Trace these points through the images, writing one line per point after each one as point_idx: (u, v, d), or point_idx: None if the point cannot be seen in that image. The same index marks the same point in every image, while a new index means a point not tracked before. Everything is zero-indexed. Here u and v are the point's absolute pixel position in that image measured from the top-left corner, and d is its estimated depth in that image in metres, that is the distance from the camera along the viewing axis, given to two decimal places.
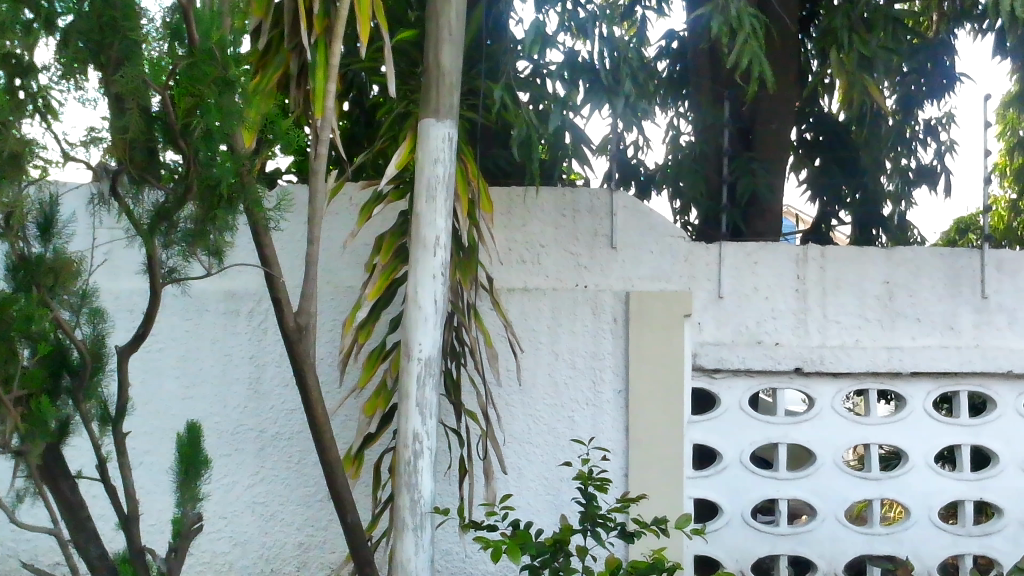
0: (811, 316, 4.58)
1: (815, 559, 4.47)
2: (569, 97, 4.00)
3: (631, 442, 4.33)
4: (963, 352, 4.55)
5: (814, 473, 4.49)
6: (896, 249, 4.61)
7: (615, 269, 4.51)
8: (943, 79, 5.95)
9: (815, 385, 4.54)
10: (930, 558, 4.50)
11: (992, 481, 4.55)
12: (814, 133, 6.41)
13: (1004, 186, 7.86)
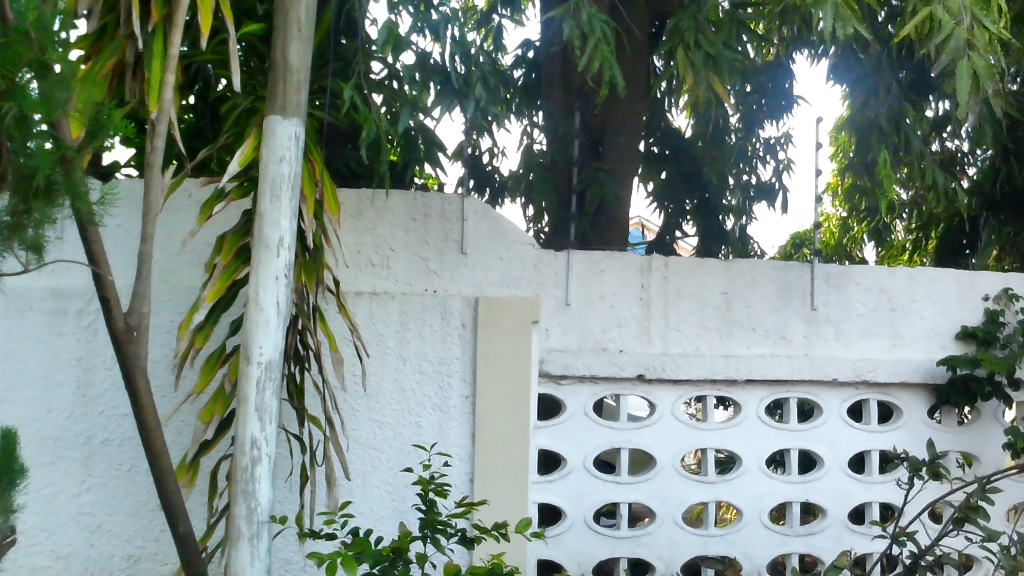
0: (654, 324, 4.71)
1: (652, 560, 4.59)
2: (420, 99, 3.96)
3: (477, 447, 4.33)
4: (793, 360, 4.78)
5: (653, 477, 4.61)
6: (734, 261, 4.80)
7: (464, 275, 4.51)
8: (782, 101, 6.30)
9: (656, 392, 4.67)
10: (759, 558, 4.70)
11: (818, 484, 4.79)
12: (660, 147, 6.44)
13: (835, 205, 8.36)
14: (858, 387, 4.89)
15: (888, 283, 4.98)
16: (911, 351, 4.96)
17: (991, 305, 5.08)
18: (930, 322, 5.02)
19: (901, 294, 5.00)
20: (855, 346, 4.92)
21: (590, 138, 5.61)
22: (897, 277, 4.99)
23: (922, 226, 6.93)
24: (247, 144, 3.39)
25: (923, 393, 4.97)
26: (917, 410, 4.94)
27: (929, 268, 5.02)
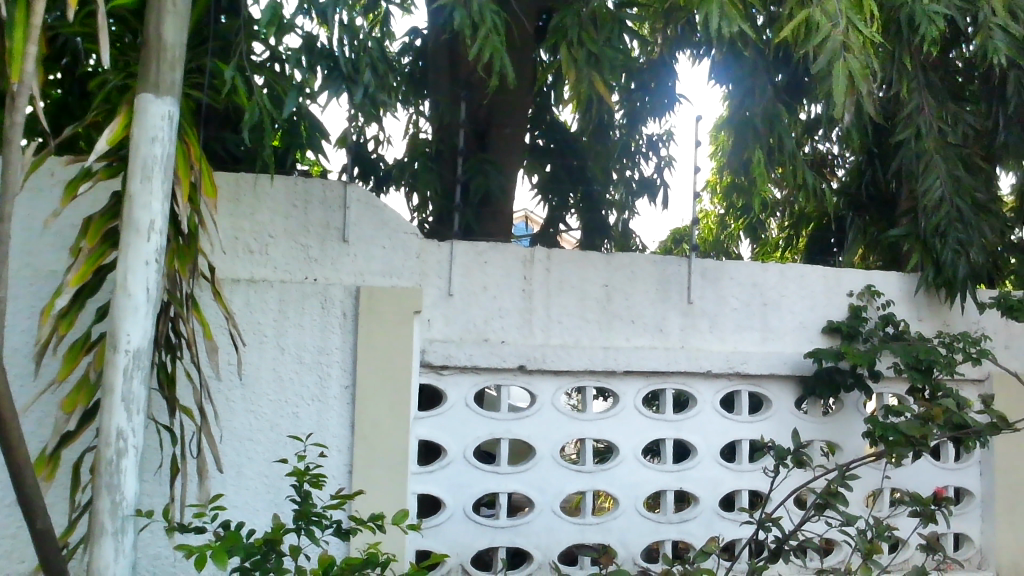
0: (536, 316, 4.75)
1: (531, 550, 4.63)
2: (306, 83, 3.86)
3: (356, 438, 4.28)
4: (670, 352, 4.89)
5: (532, 467, 4.66)
6: (615, 255, 4.89)
7: (345, 263, 4.45)
8: (665, 99, 6.36)
9: (537, 382, 4.71)
10: (634, 545, 4.80)
11: (691, 472, 4.93)
12: (545, 141, 6.59)
13: (713, 202, 8.61)
14: (731, 378, 5.05)
15: (760, 279, 5.15)
16: (781, 344, 5.16)
17: (855, 301, 5.33)
18: (798, 316, 5.22)
19: (772, 289, 5.18)
20: (728, 339, 5.07)
21: (475, 129, 5.61)
22: (769, 273, 5.17)
23: (794, 224, 7.22)
24: (115, 123, 3.24)
25: (791, 385, 5.17)
26: (785, 401, 5.14)
27: (799, 265, 5.23)
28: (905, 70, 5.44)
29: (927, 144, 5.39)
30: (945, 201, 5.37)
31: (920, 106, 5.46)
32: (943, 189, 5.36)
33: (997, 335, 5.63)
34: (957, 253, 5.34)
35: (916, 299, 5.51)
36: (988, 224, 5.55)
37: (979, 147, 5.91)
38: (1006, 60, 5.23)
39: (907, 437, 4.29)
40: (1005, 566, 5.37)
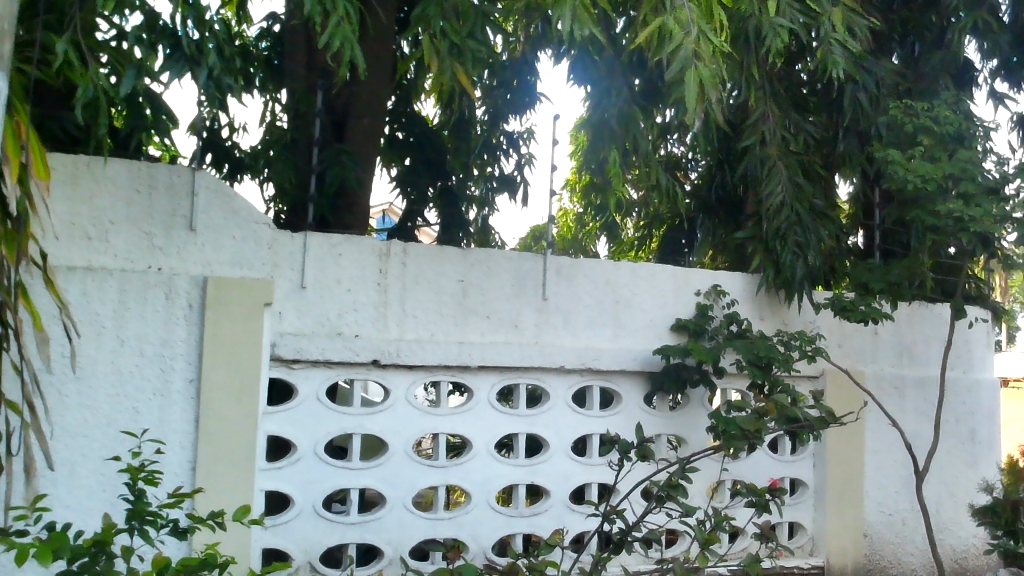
0: (390, 310, 4.70)
1: (382, 545, 4.59)
2: (146, 62, 3.69)
3: (200, 434, 4.13)
4: (524, 348, 4.95)
5: (385, 462, 4.61)
6: (472, 251, 4.90)
7: (192, 253, 4.28)
8: (527, 97, 6.49)
9: (391, 377, 4.67)
10: (485, 539, 4.83)
11: (542, 466, 5.00)
12: (405, 133, 6.42)
13: (572, 201, 8.77)
14: (583, 374, 5.15)
15: (613, 277, 5.28)
16: (632, 341, 5.29)
17: (702, 300, 5.52)
18: (648, 314, 5.37)
19: (624, 287, 5.32)
20: (581, 336, 5.16)
21: (332, 119, 5.51)
22: (620, 271, 5.30)
23: (648, 225, 7.44)
24: None
25: (640, 381, 5.31)
26: (635, 396, 5.27)
27: (650, 264, 5.38)
28: (752, 79, 5.69)
29: (771, 150, 5.66)
30: (785, 206, 5.64)
31: (766, 114, 5.72)
32: (784, 194, 5.63)
33: (831, 334, 5.95)
34: (796, 255, 5.61)
35: (758, 298, 5.74)
36: (824, 228, 5.86)
37: (818, 156, 6.24)
38: (844, 74, 5.55)
39: (742, 431, 4.48)
40: (834, 553, 5.69)
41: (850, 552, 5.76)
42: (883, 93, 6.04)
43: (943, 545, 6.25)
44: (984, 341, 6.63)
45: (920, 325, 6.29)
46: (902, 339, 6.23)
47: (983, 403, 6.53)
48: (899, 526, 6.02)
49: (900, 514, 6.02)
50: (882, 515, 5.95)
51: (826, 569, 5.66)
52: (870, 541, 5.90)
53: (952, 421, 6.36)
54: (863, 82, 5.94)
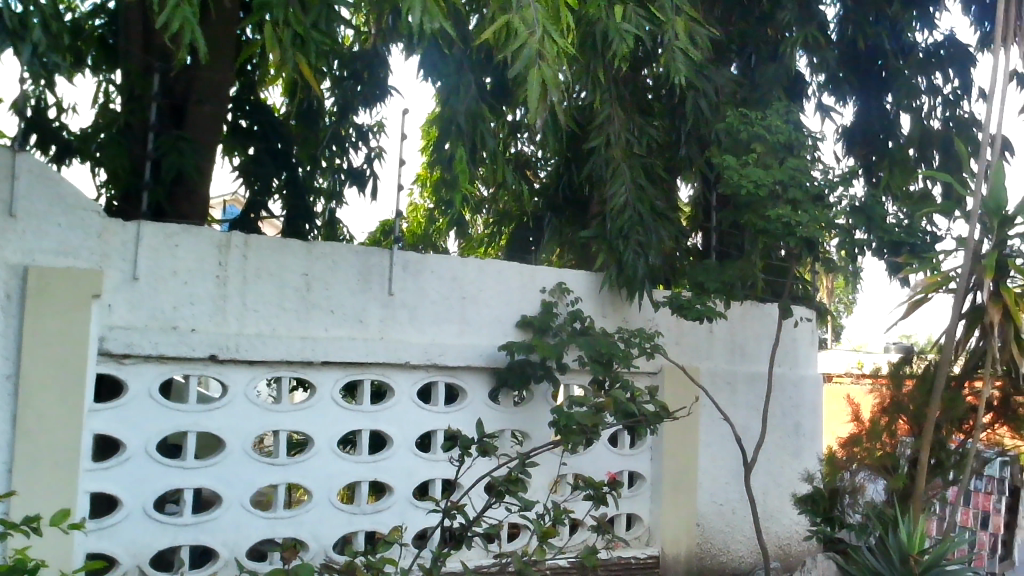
0: (230, 303, 4.55)
1: (217, 547, 4.43)
2: None
3: (18, 433, 3.88)
4: (369, 343, 4.89)
5: (221, 461, 4.46)
6: (316, 244, 4.81)
7: (11, 240, 4.01)
8: (377, 90, 6.40)
9: (229, 372, 4.51)
10: (326, 538, 4.75)
11: (386, 463, 4.96)
12: (248, 121, 6.23)
13: (423, 196, 8.75)
14: (428, 370, 5.14)
15: (459, 273, 5.31)
16: (477, 337, 5.32)
17: (547, 297, 5.61)
18: (494, 310, 5.42)
19: (470, 283, 5.35)
20: (427, 332, 5.15)
21: (171, 103, 5.29)
22: (467, 267, 5.34)
23: (498, 221, 7.52)
24: None
25: (486, 376, 5.35)
26: (480, 392, 5.31)
27: (496, 261, 5.44)
28: (598, 82, 5.85)
29: (615, 153, 5.82)
30: (628, 207, 5.80)
31: (611, 116, 5.89)
32: (627, 195, 5.79)
33: (669, 332, 6.17)
34: (637, 254, 5.77)
35: (601, 296, 5.89)
36: (664, 229, 6.06)
37: (660, 159, 6.45)
38: (684, 81, 5.75)
39: (580, 426, 4.59)
40: (669, 542, 5.91)
41: (684, 541, 5.99)
42: (721, 100, 6.30)
43: (769, 533, 6.60)
44: (809, 339, 7.03)
45: (751, 323, 6.61)
46: (735, 336, 6.53)
47: (806, 397, 6.94)
48: (729, 515, 6.31)
49: (730, 504, 6.31)
50: (714, 505, 6.22)
51: (661, 558, 5.87)
52: (703, 530, 6.16)
53: (778, 415, 6.72)
54: (703, 90, 6.18)
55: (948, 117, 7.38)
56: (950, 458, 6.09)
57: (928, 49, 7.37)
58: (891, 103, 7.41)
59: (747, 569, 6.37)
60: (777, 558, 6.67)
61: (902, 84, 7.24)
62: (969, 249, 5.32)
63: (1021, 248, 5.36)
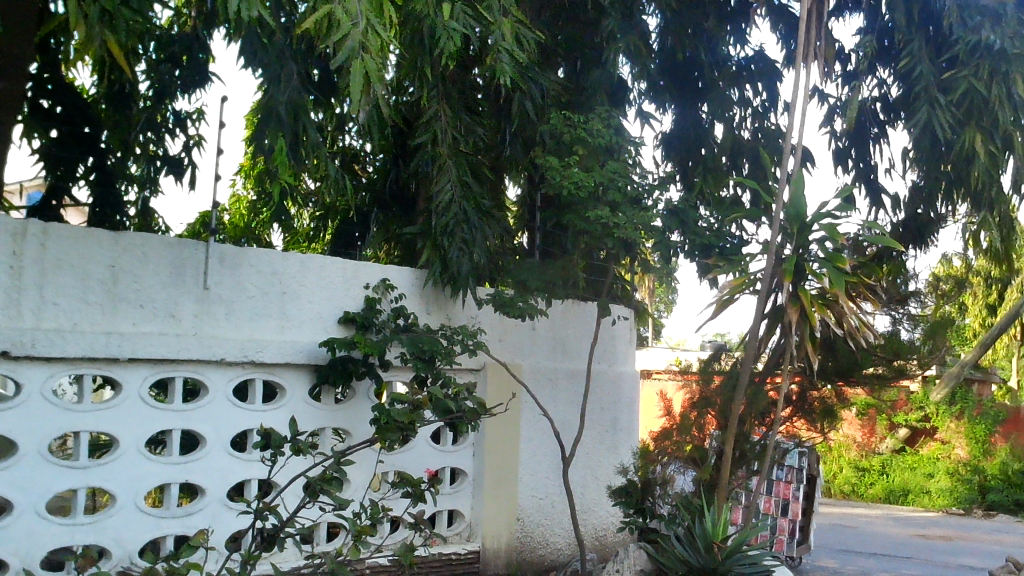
0: (25, 296, 4.21)
1: (7, 558, 4.10)
2: None
3: None
4: (182, 339, 4.68)
5: (13, 465, 4.13)
6: (124, 235, 4.54)
7: None
8: (197, 74, 6.24)
9: (23, 370, 4.18)
10: (130, 544, 4.52)
11: (197, 464, 4.77)
12: (51, 101, 5.77)
13: (246, 187, 8.47)
14: (245, 367, 4.97)
15: (279, 267, 5.19)
16: (297, 333, 5.20)
17: (370, 293, 5.56)
18: (316, 306, 5.31)
19: (291, 278, 5.24)
20: (244, 327, 4.99)
21: None
22: (288, 262, 5.23)
23: (323, 216, 7.38)
24: None
25: (305, 373, 5.24)
26: (300, 389, 5.19)
27: (318, 256, 5.34)
28: (426, 79, 5.87)
29: (442, 150, 5.84)
30: (453, 204, 5.81)
31: (438, 113, 5.91)
32: (453, 192, 5.80)
33: (492, 329, 6.25)
34: (462, 252, 5.80)
35: (425, 292, 5.89)
36: (490, 228, 6.12)
37: (487, 158, 6.51)
38: (511, 82, 5.84)
39: (398, 422, 4.50)
40: (490, 537, 5.98)
41: (504, 536, 6.09)
42: (546, 103, 6.43)
43: (587, 525, 6.80)
44: (626, 337, 7.31)
45: (572, 321, 6.80)
46: (556, 334, 6.69)
47: (623, 393, 7.20)
48: (549, 509, 6.45)
49: (549, 498, 6.46)
50: (534, 500, 6.35)
51: (482, 553, 5.93)
52: (523, 524, 6.27)
53: (597, 410, 6.93)
54: (529, 92, 6.29)
55: (756, 128, 7.78)
56: (751, 449, 6.50)
57: (740, 63, 7.78)
58: (706, 113, 7.78)
59: (565, 560, 6.54)
60: (594, 549, 6.88)
61: (717, 95, 7.63)
62: (771, 253, 5.66)
63: (818, 253, 5.74)
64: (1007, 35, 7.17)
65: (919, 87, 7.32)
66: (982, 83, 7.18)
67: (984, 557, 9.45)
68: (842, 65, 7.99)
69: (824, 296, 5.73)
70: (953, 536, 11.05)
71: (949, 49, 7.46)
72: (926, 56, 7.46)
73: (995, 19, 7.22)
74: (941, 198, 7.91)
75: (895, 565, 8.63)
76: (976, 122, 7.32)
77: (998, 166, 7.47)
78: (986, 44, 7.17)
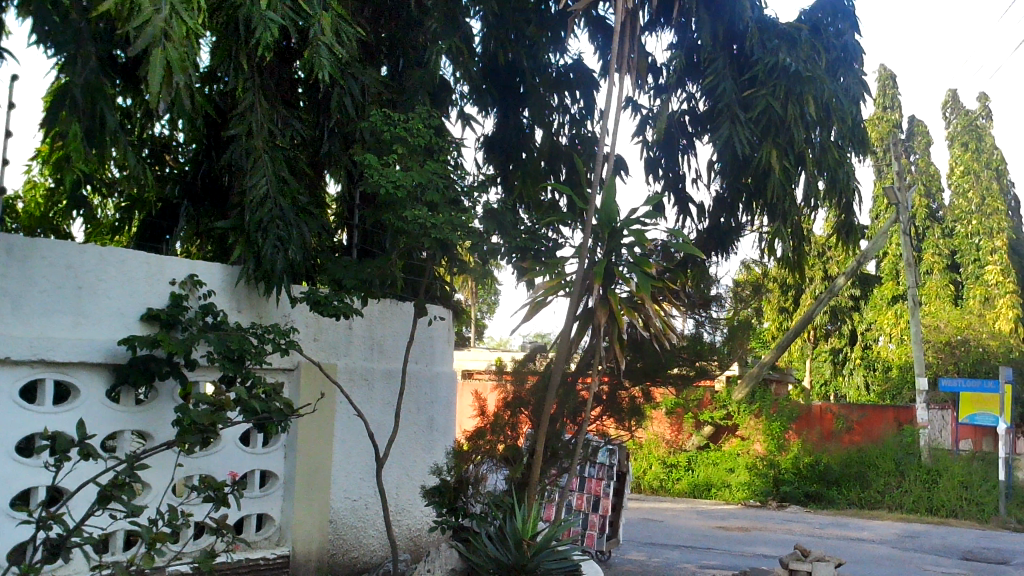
0: None
1: None
2: None
3: None
4: None
5: None
6: None
7: None
8: None
9: None
10: None
11: None
12: None
13: (42, 174, 7.91)
14: (33, 366, 4.63)
15: (75, 261, 4.87)
16: (94, 331, 4.90)
17: (176, 289, 5.32)
18: (116, 303, 5.01)
19: (88, 272, 4.93)
20: (34, 324, 4.64)
21: None
22: (86, 255, 4.92)
23: (128, 208, 7.00)
24: None
25: (102, 373, 4.94)
26: (97, 390, 4.89)
27: (119, 249, 5.06)
28: (240, 69, 5.71)
29: (257, 143, 5.67)
30: (268, 199, 5.64)
31: (253, 105, 5.73)
32: (267, 187, 5.63)
33: (306, 328, 6.13)
34: (276, 248, 5.65)
35: (237, 291, 5.66)
36: (306, 225, 5.99)
37: (305, 153, 6.36)
38: (329, 77, 5.75)
39: (196, 424, 4.37)
40: (301, 541, 5.86)
41: (315, 539, 5.98)
42: (366, 100, 6.37)
43: (401, 525, 6.78)
44: (443, 337, 7.35)
45: (390, 321, 6.81)
46: (372, 333, 6.64)
47: (439, 392, 7.24)
48: (362, 511, 6.42)
49: (363, 499, 6.43)
50: (347, 501, 6.29)
51: (292, 557, 5.79)
52: (335, 526, 6.20)
53: (412, 410, 6.93)
54: (349, 88, 6.24)
55: (573, 135, 8.15)
56: (562, 447, 6.71)
57: (559, 71, 7.96)
58: (527, 118, 8.03)
59: (378, 561, 6.54)
60: (408, 549, 6.88)
61: (538, 100, 7.91)
62: (582, 258, 5.84)
63: (627, 258, 5.97)
64: (801, 60, 7.88)
65: (721, 103, 7.78)
66: (778, 103, 7.74)
67: (776, 546, 10.09)
68: (654, 78, 8.34)
69: (632, 300, 5.95)
70: (749, 526, 11.74)
71: (750, 68, 7.96)
72: (729, 74, 7.92)
73: (790, 43, 7.97)
74: (741, 209, 8.38)
75: (696, 556, 9.07)
76: (772, 138, 7.86)
77: (791, 180, 8.02)
78: (783, 67, 7.75)
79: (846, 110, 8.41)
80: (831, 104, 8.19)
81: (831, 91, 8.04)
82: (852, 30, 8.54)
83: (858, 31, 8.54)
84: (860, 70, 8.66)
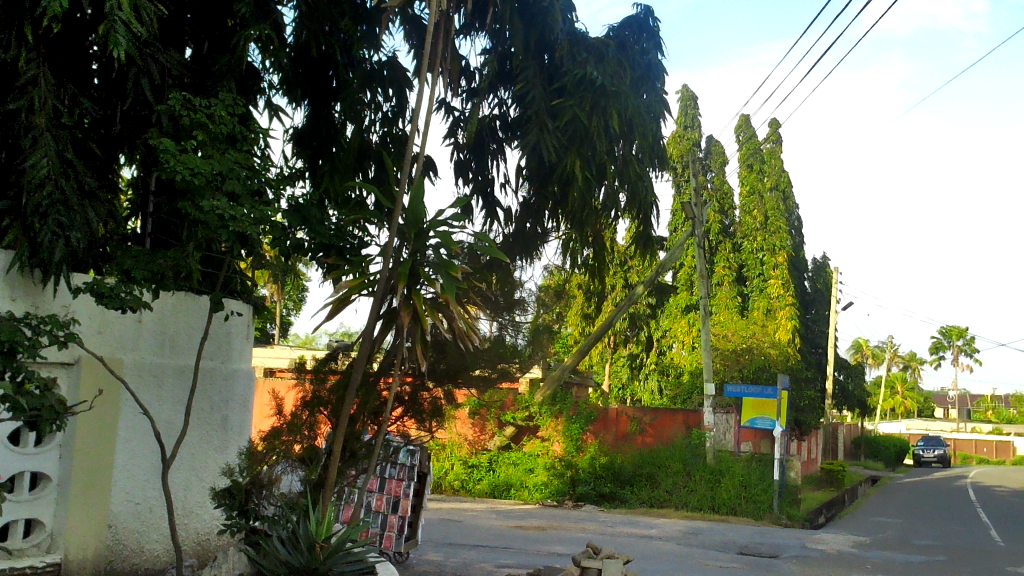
0: None
1: None
2: None
3: None
4: None
5: None
6: None
7: None
8: None
9: None
10: None
11: None
12: None
13: None
14: None
15: None
16: None
17: None
18: None
19: None
20: None
21: None
22: None
23: None
24: None
25: None
26: None
27: None
28: (22, 38, 5.28)
29: (38, 120, 5.25)
30: (48, 180, 5.27)
31: (37, 78, 5.32)
32: (49, 168, 5.25)
33: (88, 320, 5.78)
34: (56, 235, 5.29)
35: (10, 279, 5.21)
36: (93, 211, 5.62)
37: (95, 134, 5.97)
38: (123, 55, 5.44)
39: None
40: (74, 547, 5.51)
41: (90, 545, 5.64)
42: (163, 83, 6.07)
43: (187, 529, 6.50)
44: (241, 334, 7.11)
45: (183, 316, 6.52)
46: (164, 328, 6.35)
47: (235, 391, 6.97)
48: (146, 514, 6.09)
49: (146, 503, 6.10)
50: (129, 504, 5.97)
51: (64, 566, 5.44)
52: (114, 531, 5.86)
53: (204, 410, 6.66)
54: (145, 68, 5.92)
55: (385, 133, 8.05)
56: (362, 448, 6.64)
57: (373, 66, 7.86)
58: (338, 112, 7.89)
59: (161, 568, 6.19)
60: (193, 555, 6.58)
61: (349, 95, 7.74)
62: (387, 256, 5.80)
63: (432, 259, 5.97)
64: (607, 74, 8.19)
65: (531, 111, 7.97)
66: (584, 115, 8.03)
67: (569, 544, 10.38)
68: (466, 82, 8.38)
69: (436, 301, 5.95)
70: (545, 525, 12.07)
71: (559, 79, 8.18)
72: (538, 83, 8.12)
73: (597, 57, 8.29)
74: (547, 215, 8.50)
75: (493, 555, 9.20)
76: (577, 148, 8.10)
77: (592, 190, 8.33)
78: (589, 80, 8.06)
79: (647, 127, 8.76)
80: (634, 120, 8.54)
81: (634, 106, 8.39)
82: (655, 50, 8.95)
83: (660, 52, 8.97)
84: (662, 89, 9.04)
